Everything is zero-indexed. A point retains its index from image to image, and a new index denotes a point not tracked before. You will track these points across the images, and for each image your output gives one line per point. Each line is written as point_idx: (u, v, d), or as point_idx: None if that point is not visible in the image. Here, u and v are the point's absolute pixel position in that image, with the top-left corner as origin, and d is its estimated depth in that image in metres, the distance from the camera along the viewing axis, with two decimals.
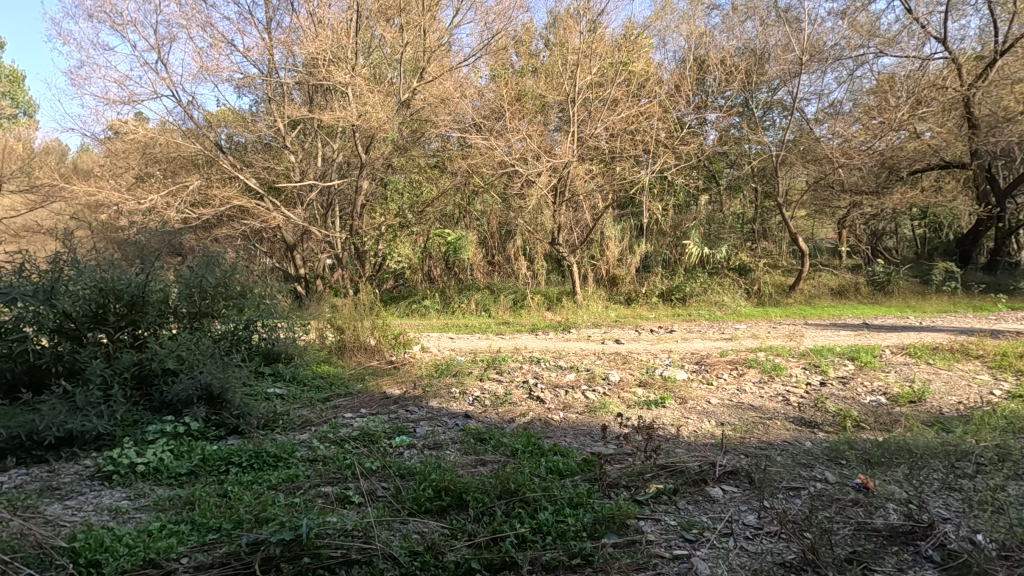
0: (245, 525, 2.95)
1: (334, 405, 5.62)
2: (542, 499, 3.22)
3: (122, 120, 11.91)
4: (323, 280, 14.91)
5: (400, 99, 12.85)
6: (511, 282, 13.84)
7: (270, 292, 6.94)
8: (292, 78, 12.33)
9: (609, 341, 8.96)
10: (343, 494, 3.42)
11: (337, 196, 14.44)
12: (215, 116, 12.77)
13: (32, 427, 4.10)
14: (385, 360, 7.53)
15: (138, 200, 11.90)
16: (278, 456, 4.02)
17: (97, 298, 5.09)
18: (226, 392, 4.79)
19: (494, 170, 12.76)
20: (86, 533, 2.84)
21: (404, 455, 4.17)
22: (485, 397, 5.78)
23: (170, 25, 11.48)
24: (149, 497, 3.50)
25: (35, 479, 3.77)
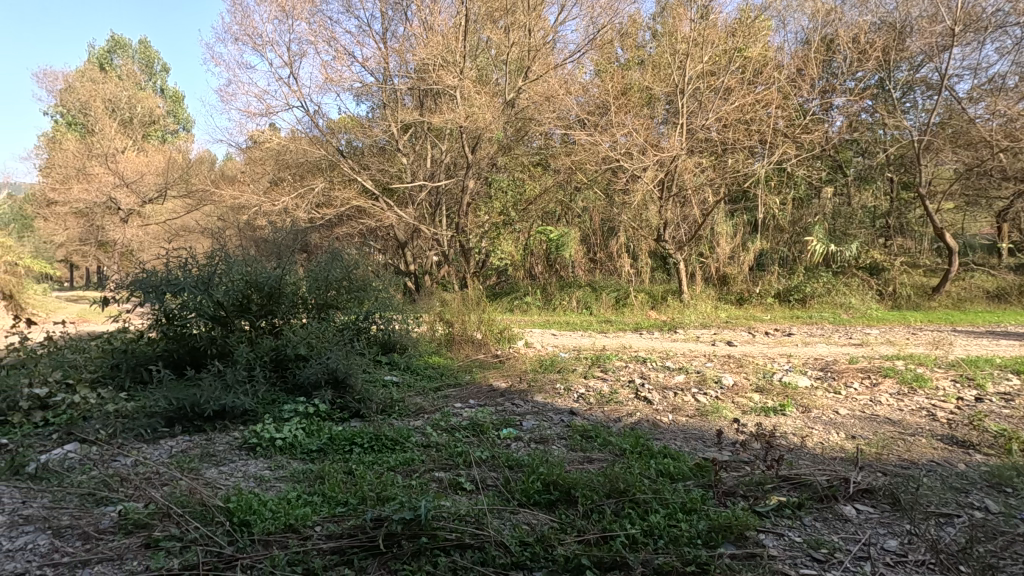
0: (369, 502, 3.17)
1: (444, 394, 5.88)
2: (654, 502, 3.12)
3: (259, 130, 13.28)
4: (431, 275, 15.64)
5: (505, 99, 13.11)
6: (614, 280, 13.63)
7: (387, 286, 7.40)
8: (404, 84, 13.04)
9: (719, 343, 8.52)
10: (455, 480, 3.56)
11: (445, 196, 15.09)
12: (337, 123, 13.84)
13: (195, 400, 4.71)
14: (491, 354, 7.76)
15: (272, 202, 13.24)
16: (395, 440, 4.27)
17: (244, 289, 5.73)
18: (349, 377, 5.21)
19: (598, 165, 12.60)
20: (238, 496, 3.20)
21: (512, 446, 4.25)
22: (591, 394, 5.73)
23: (300, 42, 12.62)
24: (286, 469, 3.87)
25: (197, 445, 4.32)
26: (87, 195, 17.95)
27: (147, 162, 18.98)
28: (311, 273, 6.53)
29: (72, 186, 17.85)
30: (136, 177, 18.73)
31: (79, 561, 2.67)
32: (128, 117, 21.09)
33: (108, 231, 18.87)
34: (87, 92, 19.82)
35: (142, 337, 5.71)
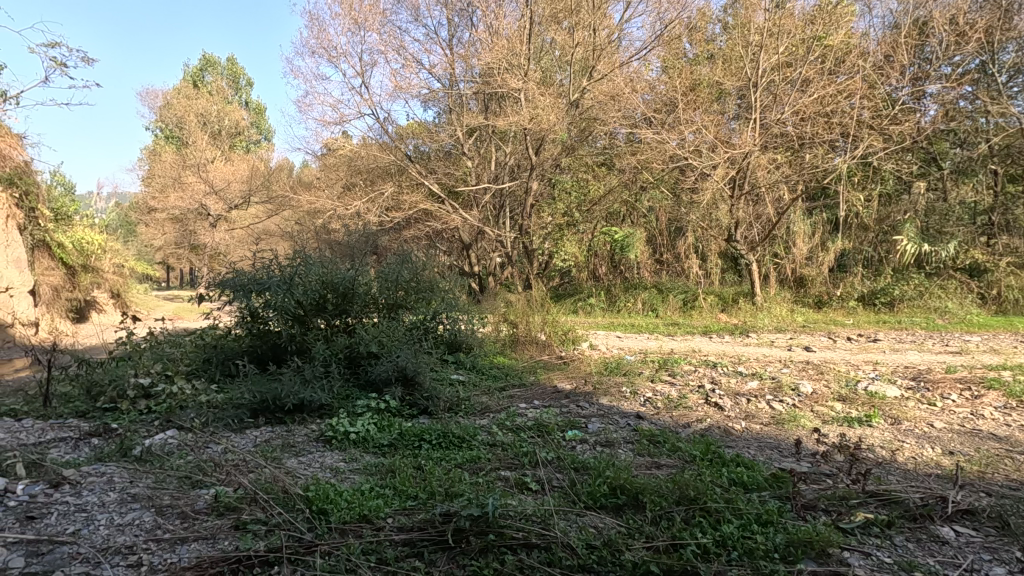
0: (438, 497, 3.25)
1: (509, 394, 5.93)
2: (727, 512, 3.01)
3: (333, 138, 13.94)
4: (494, 276, 15.99)
5: (569, 99, 13.05)
6: (681, 282, 13.28)
7: (453, 287, 7.57)
8: (470, 88, 13.29)
9: (796, 348, 8.08)
10: (521, 480, 3.59)
11: (508, 198, 15.24)
12: (405, 129, 14.30)
13: (276, 393, 5.01)
14: (555, 355, 7.77)
15: (345, 206, 13.85)
16: (462, 438, 4.36)
17: (321, 290, 6.03)
18: (418, 375, 5.37)
19: (665, 164, 12.27)
20: (317, 485, 3.37)
21: (577, 448, 4.23)
22: (658, 398, 5.61)
23: (371, 52, 13.15)
24: (359, 462, 4.04)
25: (278, 436, 4.59)
26: (182, 203, 19.53)
27: (233, 170, 20.39)
28: (382, 273, 6.79)
29: (169, 194, 19.48)
30: (224, 185, 20.17)
31: (178, 538, 2.91)
32: (217, 129, 22.74)
33: (199, 236, 20.44)
34: (182, 108, 21.55)
35: (230, 333, 6.15)
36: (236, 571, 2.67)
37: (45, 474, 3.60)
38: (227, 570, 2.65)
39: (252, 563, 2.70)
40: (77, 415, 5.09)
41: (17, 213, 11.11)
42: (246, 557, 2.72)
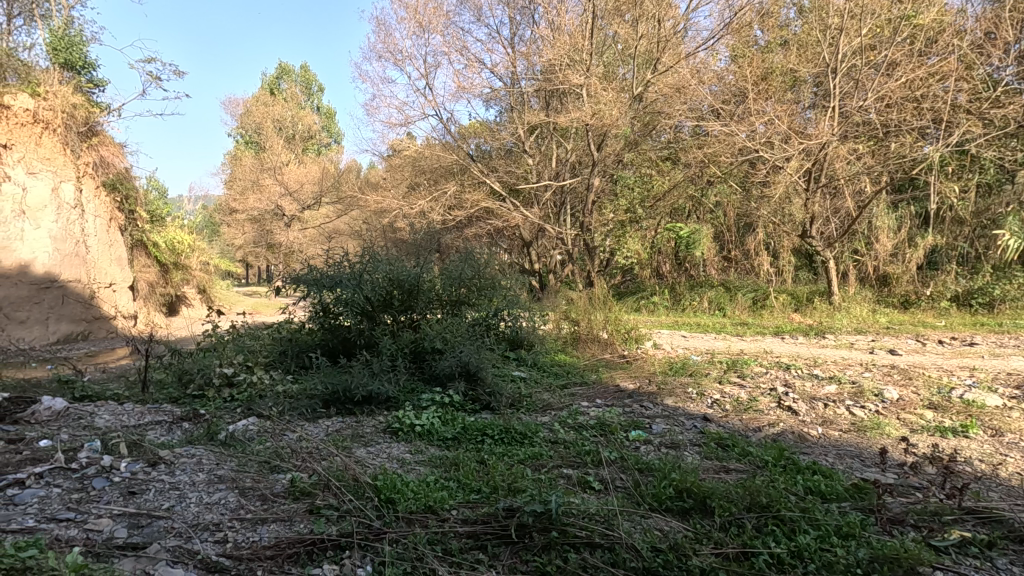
0: (501, 492, 3.28)
1: (571, 392, 5.90)
2: (803, 521, 2.86)
3: (399, 139, 14.38)
4: (555, 274, 16.02)
5: (633, 93, 12.77)
6: (751, 280, 12.77)
7: (514, 285, 7.61)
8: (531, 86, 13.29)
9: (879, 351, 7.55)
10: (584, 478, 3.55)
11: (569, 195, 15.16)
12: (467, 129, 14.52)
13: (347, 385, 5.22)
14: (618, 354, 7.66)
15: (410, 205, 14.23)
16: (524, 434, 4.38)
17: (388, 286, 6.23)
18: (481, 371, 5.45)
19: (734, 157, 11.75)
20: (384, 475, 3.48)
21: (641, 449, 4.14)
22: (726, 401, 5.40)
23: (436, 54, 13.43)
24: (424, 454, 4.14)
25: (348, 426, 4.78)
26: (260, 204, 20.73)
27: (306, 173, 21.43)
28: (446, 271, 6.93)
29: (249, 196, 20.75)
30: (297, 187, 21.26)
31: (259, 519, 3.10)
32: (291, 134, 23.97)
33: (275, 235, 21.64)
34: (259, 114, 22.85)
35: (304, 327, 6.48)
36: (311, 553, 2.81)
37: (143, 453, 3.93)
38: (302, 551, 2.79)
39: (325, 546, 2.83)
40: (170, 401, 5.52)
41: (118, 216, 12.17)
42: (320, 540, 2.85)
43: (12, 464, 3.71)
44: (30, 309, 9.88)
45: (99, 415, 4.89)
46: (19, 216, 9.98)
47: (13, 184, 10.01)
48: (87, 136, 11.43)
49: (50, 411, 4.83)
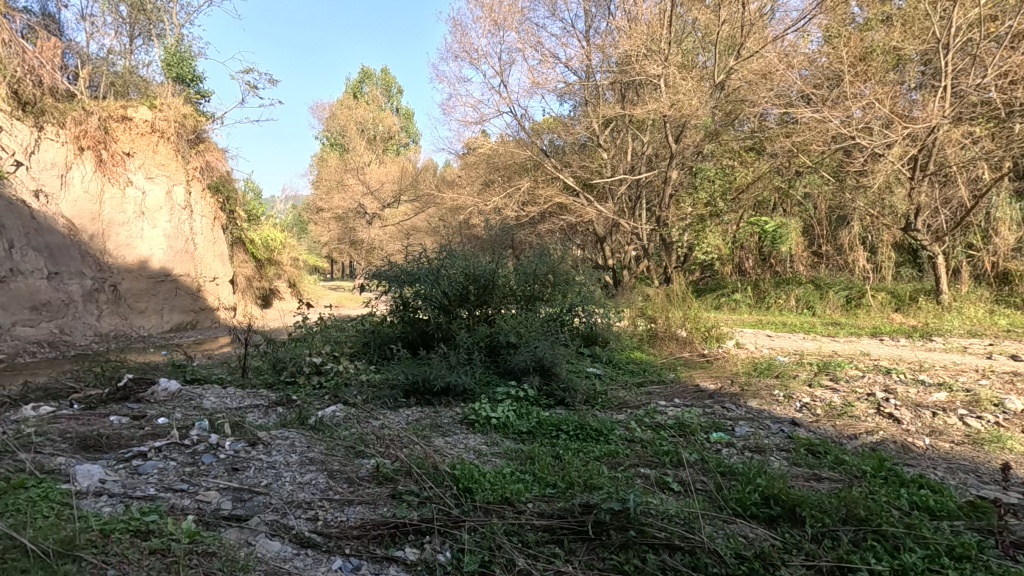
0: (577, 487, 3.27)
1: (648, 391, 5.78)
2: (909, 539, 2.63)
3: (474, 137, 14.67)
4: (629, 270, 15.72)
5: (714, 81, 12.22)
6: (844, 278, 11.93)
7: (588, 280, 7.53)
8: (607, 78, 13.06)
9: (997, 356, 6.80)
10: (662, 479, 3.46)
11: (645, 189, 14.82)
12: (541, 125, 14.53)
13: (426, 376, 5.40)
14: (697, 353, 7.41)
15: (484, 202, 14.44)
16: (600, 431, 4.34)
17: (465, 281, 6.36)
18: (555, 366, 5.46)
19: (826, 145, 10.92)
20: (462, 465, 3.57)
21: (723, 452, 3.98)
22: (818, 405, 5.06)
23: (510, 51, 13.54)
24: (500, 446, 4.20)
25: (427, 415, 4.94)
26: (344, 203, 21.79)
27: (386, 173, 22.34)
28: (520, 267, 6.97)
29: (334, 196, 21.88)
30: (378, 186, 22.19)
31: (346, 500, 3.28)
32: (372, 135, 25.04)
33: (358, 232, 22.70)
34: (344, 117, 24.09)
35: (385, 320, 6.73)
36: (393, 535, 2.93)
37: (244, 434, 4.27)
38: (386, 533, 2.92)
39: (407, 529, 2.95)
40: (266, 386, 5.97)
41: (221, 216, 13.29)
42: (402, 524, 2.97)
43: (137, 437, 4.15)
44: (148, 301, 10.83)
45: (206, 397, 5.37)
46: (140, 217, 11.06)
47: (134, 188, 11.09)
48: (196, 143, 12.70)
49: (166, 392, 5.36)
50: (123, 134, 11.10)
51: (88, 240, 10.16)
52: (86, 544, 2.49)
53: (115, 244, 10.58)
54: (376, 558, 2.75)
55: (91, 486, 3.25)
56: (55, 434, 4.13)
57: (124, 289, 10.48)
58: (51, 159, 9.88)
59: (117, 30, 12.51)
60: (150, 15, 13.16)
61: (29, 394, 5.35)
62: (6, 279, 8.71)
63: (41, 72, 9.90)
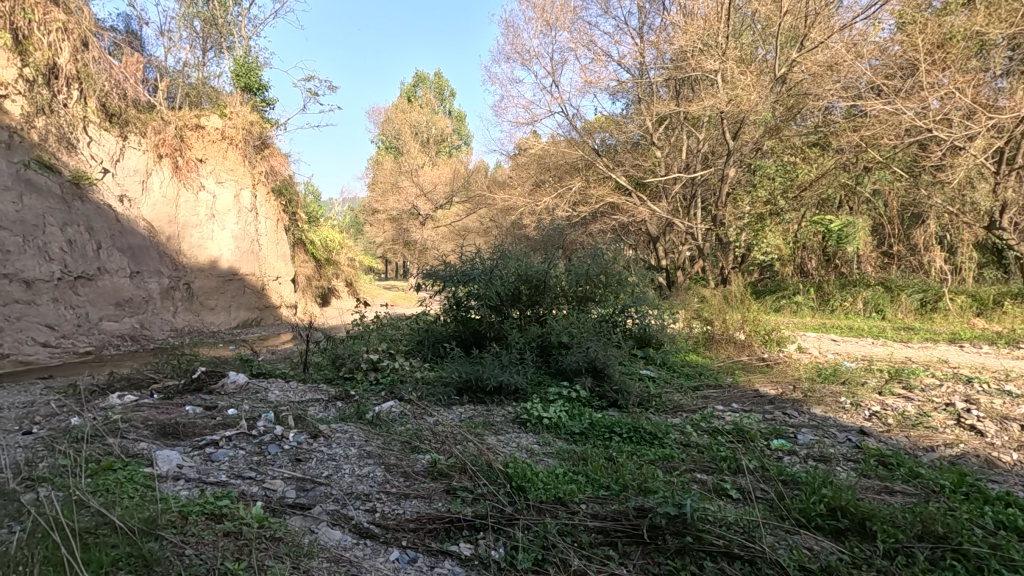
0: (631, 491, 3.23)
1: (704, 394, 5.64)
2: (994, 560, 2.46)
3: (526, 138, 14.73)
4: (684, 271, 15.39)
5: (775, 75, 11.72)
6: (918, 280, 11.25)
7: (642, 281, 7.40)
8: (661, 75, 12.80)
9: None
10: (720, 485, 3.37)
11: (701, 187, 14.46)
12: (593, 124, 14.39)
13: (478, 374, 5.46)
14: (757, 357, 7.17)
15: (536, 202, 14.48)
16: (654, 434, 4.27)
17: (517, 282, 6.39)
18: (608, 367, 5.41)
19: (898, 139, 10.28)
20: (514, 464, 3.60)
21: (785, 460, 3.83)
22: (888, 414, 4.78)
23: (562, 51, 13.50)
24: (553, 446, 4.20)
25: (480, 414, 5.01)
26: (398, 205, 22.30)
27: (439, 174, 22.77)
28: (572, 267, 6.92)
29: (389, 197, 22.34)
30: (431, 188, 22.63)
31: (402, 494, 3.37)
32: (426, 138, 25.59)
33: (411, 233, 23.24)
34: (400, 121, 24.74)
35: (439, 319, 6.87)
36: (448, 530, 2.99)
37: (307, 426, 4.46)
38: (441, 528, 2.98)
39: (461, 525, 3.00)
40: (326, 381, 6.21)
41: (284, 217, 14.04)
42: (456, 519, 3.03)
43: (209, 427, 4.42)
44: (218, 298, 11.47)
45: (271, 390, 5.65)
46: (211, 219, 11.79)
47: (206, 192, 11.84)
48: (261, 149, 13.43)
49: (235, 384, 5.68)
50: (197, 141, 11.87)
51: (165, 241, 10.79)
52: (167, 524, 2.67)
53: (190, 245, 11.28)
54: (432, 552, 2.80)
55: (170, 471, 3.49)
56: (138, 421, 4.45)
57: (197, 287, 11.11)
58: (134, 166, 10.52)
59: (191, 44, 13.33)
60: (220, 28, 13.95)
61: (115, 383, 5.79)
62: (95, 277, 8.97)
63: (125, 85, 10.64)
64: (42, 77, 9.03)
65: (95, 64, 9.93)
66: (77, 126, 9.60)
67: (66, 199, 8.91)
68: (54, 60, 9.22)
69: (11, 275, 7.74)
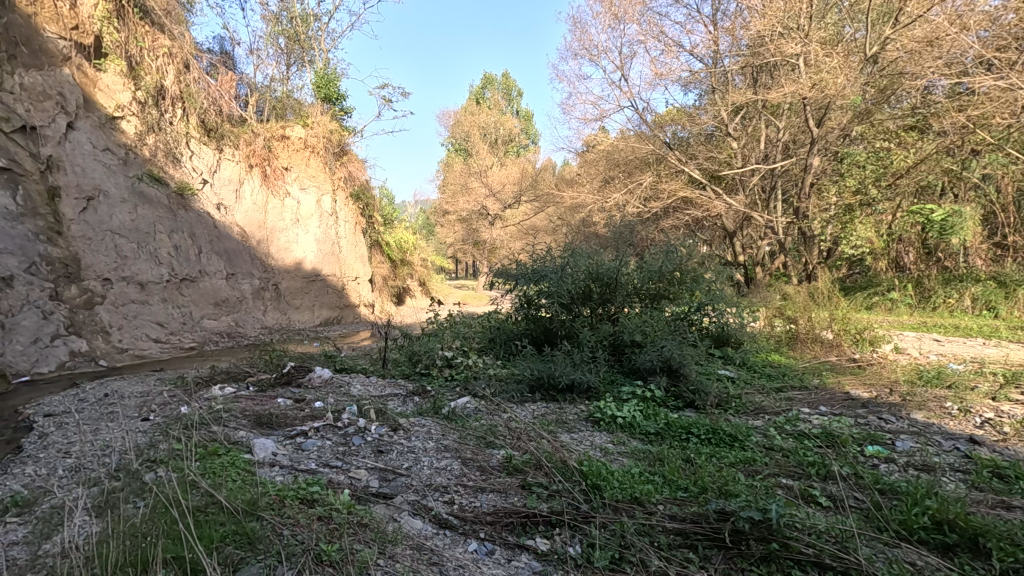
0: (711, 493, 3.13)
1: (789, 396, 5.36)
2: None
3: (594, 134, 14.59)
4: (763, 267, 14.69)
5: (865, 55, 10.89)
6: None
7: (719, 278, 7.12)
8: (736, 63, 12.26)
9: None
10: (808, 492, 3.20)
11: (781, 178, 13.73)
12: (664, 117, 14.00)
13: (550, 372, 5.48)
14: (847, 358, 6.74)
15: (605, 199, 14.32)
16: (734, 437, 4.12)
17: (587, 280, 6.32)
18: (683, 367, 5.26)
19: (1013, 117, 9.27)
20: (589, 462, 3.59)
21: (881, 468, 3.57)
22: (1004, 422, 4.34)
23: (631, 44, 13.24)
24: (627, 446, 4.16)
25: (552, 411, 5.03)
26: (468, 206, 22.69)
27: (507, 174, 23.02)
28: (644, 264, 6.75)
29: (459, 198, 22.74)
30: (500, 188, 22.91)
31: (479, 487, 3.46)
32: (494, 139, 25.91)
33: (481, 233, 23.65)
34: (469, 123, 25.23)
35: (510, 317, 6.96)
36: (525, 525, 3.04)
37: (387, 420, 4.66)
38: (517, 522, 3.03)
39: (537, 520, 3.04)
40: (404, 376, 6.45)
41: (361, 220, 14.78)
42: (532, 514, 3.07)
43: (299, 418, 4.73)
44: (303, 298, 12.23)
45: (353, 385, 5.96)
46: (296, 224, 12.59)
47: (291, 198, 12.65)
48: (339, 156, 14.20)
49: (320, 378, 6.05)
50: (282, 151, 12.70)
51: (256, 245, 11.60)
52: (267, 506, 2.90)
53: (278, 248, 12.09)
54: (509, 546, 2.86)
55: (267, 458, 3.76)
56: (237, 411, 4.84)
57: (284, 287, 11.89)
58: (228, 176, 11.40)
59: (276, 60, 14.25)
60: (302, 43, 14.81)
61: (217, 376, 6.32)
62: (196, 279, 9.79)
63: (221, 102, 11.56)
64: (152, 98, 9.96)
65: (195, 84, 10.89)
66: (181, 142, 10.53)
67: (173, 208, 9.74)
68: (162, 82, 10.16)
69: (129, 278, 8.57)
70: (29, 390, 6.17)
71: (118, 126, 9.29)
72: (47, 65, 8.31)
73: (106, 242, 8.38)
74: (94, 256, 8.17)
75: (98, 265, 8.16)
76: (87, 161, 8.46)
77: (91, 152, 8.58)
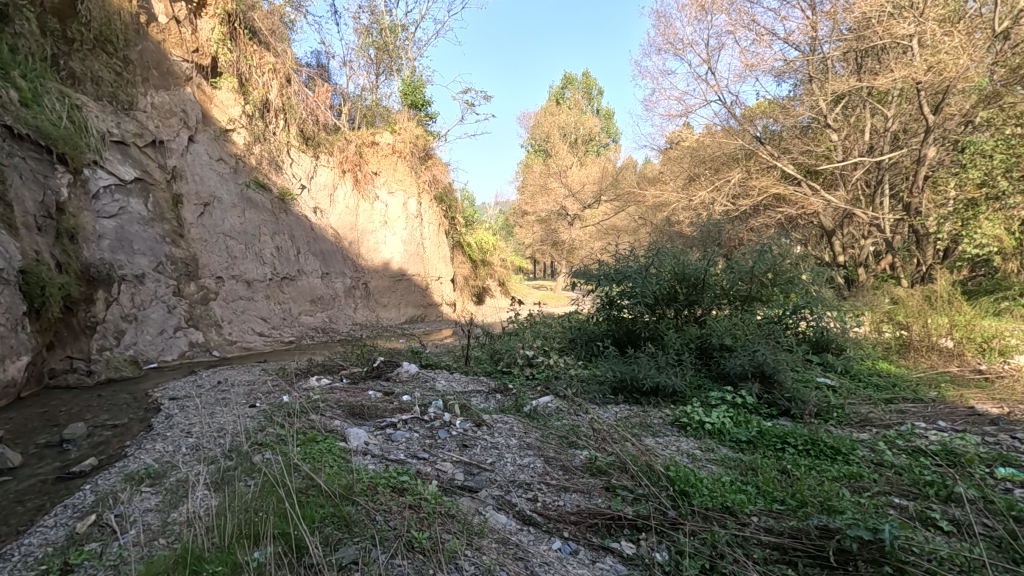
0: (812, 508, 2.93)
1: (900, 409, 4.91)
2: None
3: (679, 130, 14.14)
4: (867, 268, 13.56)
5: (994, 32, 9.78)
6: None
7: (817, 280, 6.64)
8: (838, 49, 11.39)
9: None
10: (925, 513, 2.91)
11: (889, 171, 12.62)
12: (754, 110, 13.48)
13: (633, 375, 5.38)
14: (970, 369, 6.08)
15: (690, 197, 13.83)
16: (837, 450, 3.83)
17: (672, 280, 6.15)
18: (778, 373, 4.95)
19: None
20: (677, 467, 3.48)
21: (1016, 492, 3.18)
22: None
23: (719, 35, 12.64)
24: (717, 453, 3.98)
25: (636, 414, 4.92)
26: (548, 206, 22.72)
27: (587, 174, 22.83)
28: (732, 264, 6.46)
29: (538, 199, 22.80)
30: (580, 188, 22.76)
31: (562, 486, 3.46)
32: (574, 139, 25.78)
33: (560, 233, 23.62)
34: (548, 124, 25.30)
35: (591, 318, 6.91)
36: (610, 527, 3.00)
37: (470, 415, 4.78)
38: (602, 524, 3.00)
39: (623, 523, 3.00)
40: (486, 373, 6.58)
41: (444, 221, 15.25)
42: (617, 517, 3.03)
43: (388, 410, 4.96)
44: (389, 296, 12.82)
45: (438, 380, 6.16)
46: (384, 226, 13.21)
47: (380, 202, 13.29)
48: (424, 160, 14.74)
49: (408, 372, 6.30)
50: (372, 156, 13.36)
51: (348, 245, 12.28)
52: (361, 491, 3.07)
53: (367, 249, 12.73)
54: (594, 547, 2.83)
55: (360, 446, 3.97)
56: (333, 401, 5.16)
57: (373, 285, 12.51)
58: (324, 182, 12.16)
59: (367, 70, 15.05)
60: (391, 53, 15.50)
61: (314, 368, 6.77)
62: (295, 278, 10.54)
63: (318, 112, 12.38)
64: (258, 111, 10.84)
65: (295, 96, 11.75)
66: (283, 150, 11.36)
67: (275, 212, 10.54)
68: (266, 96, 11.03)
69: (238, 276, 9.38)
70: (156, 375, 6.95)
71: (230, 138, 10.18)
72: (174, 85, 9.26)
73: (220, 243, 9.22)
74: (210, 256, 9.01)
75: (213, 265, 8.98)
76: (204, 171, 9.35)
77: (208, 163, 9.47)
